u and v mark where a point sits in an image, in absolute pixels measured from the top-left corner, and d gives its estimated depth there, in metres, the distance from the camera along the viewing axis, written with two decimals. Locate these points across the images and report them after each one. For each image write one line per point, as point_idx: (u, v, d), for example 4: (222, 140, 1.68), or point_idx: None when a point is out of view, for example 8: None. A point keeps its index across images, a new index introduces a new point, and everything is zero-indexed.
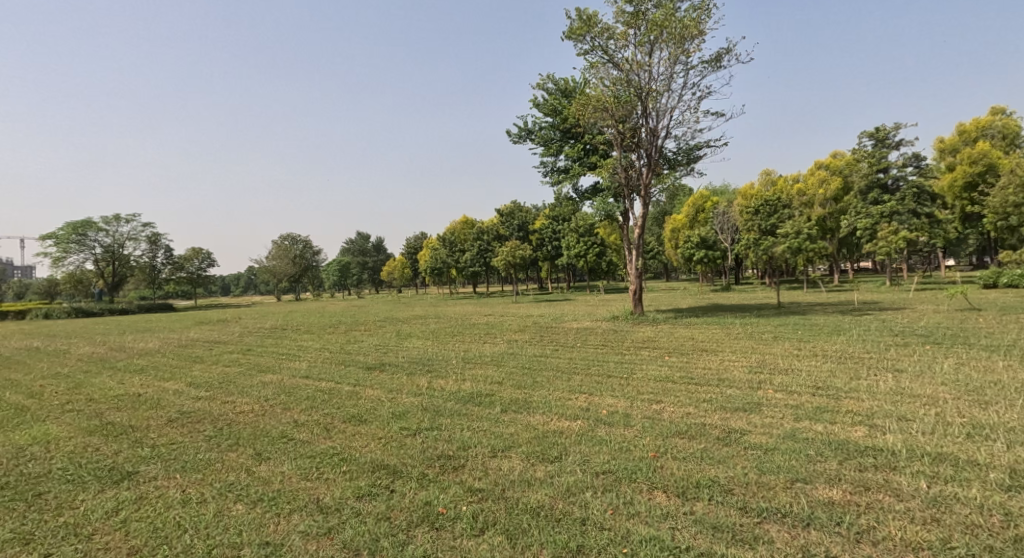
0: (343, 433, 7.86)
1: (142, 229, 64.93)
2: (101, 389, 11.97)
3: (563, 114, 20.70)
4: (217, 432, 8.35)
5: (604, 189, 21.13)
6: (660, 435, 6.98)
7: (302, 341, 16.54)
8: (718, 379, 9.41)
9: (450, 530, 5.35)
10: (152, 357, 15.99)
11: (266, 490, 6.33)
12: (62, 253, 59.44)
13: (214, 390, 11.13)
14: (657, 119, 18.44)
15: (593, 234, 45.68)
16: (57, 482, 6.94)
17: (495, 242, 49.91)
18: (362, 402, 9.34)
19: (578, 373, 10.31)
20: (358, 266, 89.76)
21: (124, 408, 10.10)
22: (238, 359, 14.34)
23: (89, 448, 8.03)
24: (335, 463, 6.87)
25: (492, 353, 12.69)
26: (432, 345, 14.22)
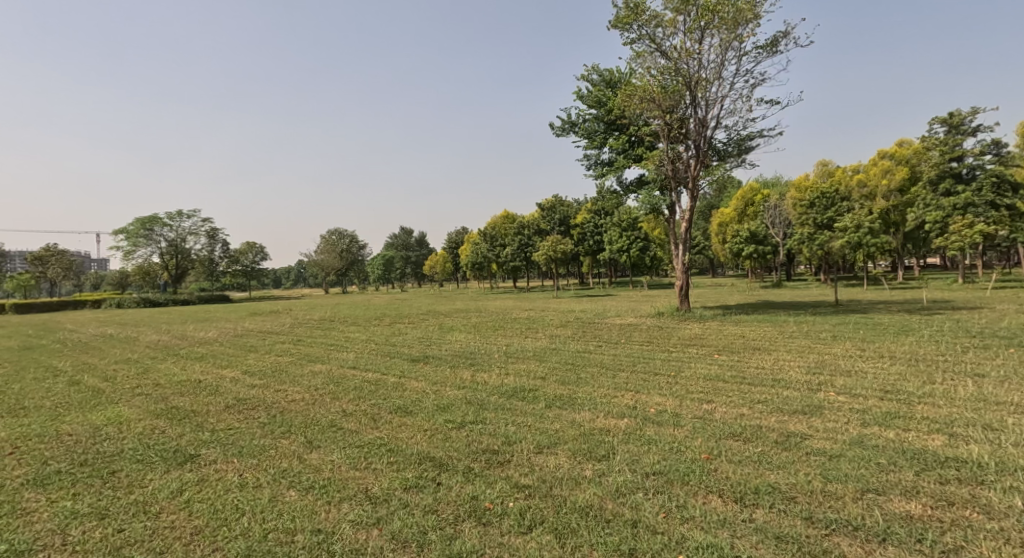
0: (390, 424, 7.98)
1: (201, 224, 67.42)
2: (165, 375, 12.49)
3: (608, 105, 20.45)
4: (271, 419, 8.58)
5: (649, 182, 20.82)
6: (713, 437, 6.84)
7: (350, 333, 16.86)
8: (773, 379, 9.16)
9: (498, 526, 5.37)
10: (210, 345, 16.62)
11: (318, 478, 6.47)
12: (130, 247, 62.33)
13: (267, 378, 11.47)
14: (706, 109, 18.03)
15: (637, 228, 45.16)
16: (127, 461, 7.26)
17: (536, 236, 49.59)
18: (408, 394, 9.45)
19: (624, 370, 10.20)
20: (401, 260, 91.17)
21: (186, 393, 10.52)
22: (290, 350, 14.73)
23: (156, 430, 8.39)
24: (382, 454, 6.98)
25: (535, 348, 12.64)
26: (477, 338, 14.30)
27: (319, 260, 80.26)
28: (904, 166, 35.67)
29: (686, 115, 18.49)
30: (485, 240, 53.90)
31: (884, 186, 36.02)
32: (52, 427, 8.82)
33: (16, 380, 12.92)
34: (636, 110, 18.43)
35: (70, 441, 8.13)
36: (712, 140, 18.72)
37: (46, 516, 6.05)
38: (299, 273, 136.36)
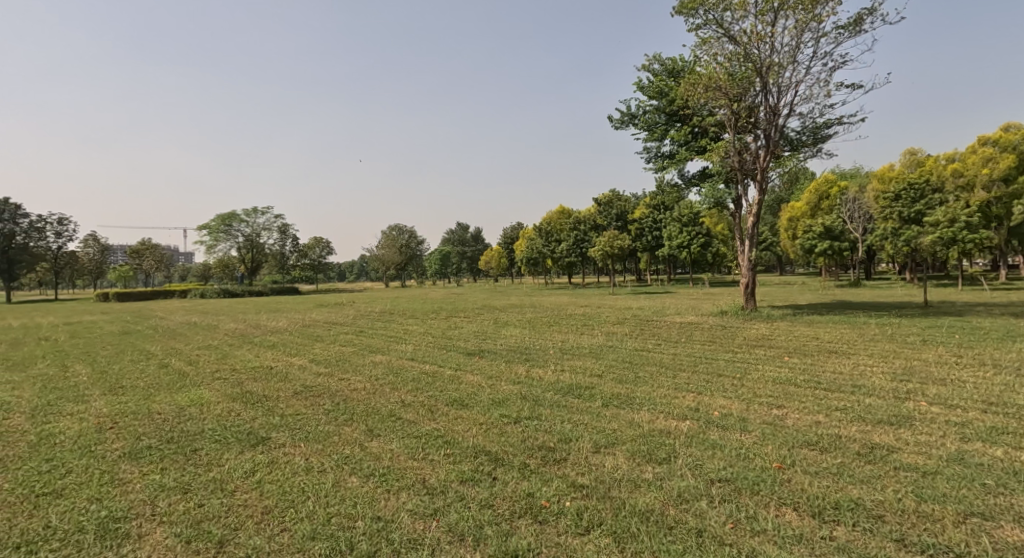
0: (447, 416, 8.03)
1: (273, 220, 70.23)
2: (241, 360, 13.11)
3: (670, 95, 19.98)
4: (336, 406, 8.81)
5: (714, 175, 20.24)
6: (784, 445, 6.55)
7: (410, 325, 17.17)
8: (852, 385, 8.69)
9: (555, 526, 5.31)
10: (281, 334, 17.30)
11: (378, 466, 6.58)
12: (212, 242, 65.64)
13: (332, 366, 11.84)
14: (778, 96, 17.31)
15: (698, 223, 44.02)
16: (206, 441, 7.61)
17: (592, 232, 49.05)
18: (464, 387, 9.51)
19: (685, 371, 9.92)
20: (457, 255, 92.37)
21: (258, 379, 10.96)
22: (352, 340, 15.13)
23: (233, 412, 8.75)
24: (440, 445, 7.03)
25: (592, 345, 12.50)
26: (533, 333, 14.28)
27: (380, 255, 82.29)
28: (1009, 154, 32.89)
29: (756, 103, 17.84)
30: (541, 236, 54.01)
31: (984, 175, 33.29)
32: (144, 405, 9.37)
33: (113, 362, 13.87)
34: (701, 99, 17.92)
35: (159, 419, 8.60)
36: (784, 129, 17.98)
37: (139, 487, 6.40)
38: (361, 267, 140.14)
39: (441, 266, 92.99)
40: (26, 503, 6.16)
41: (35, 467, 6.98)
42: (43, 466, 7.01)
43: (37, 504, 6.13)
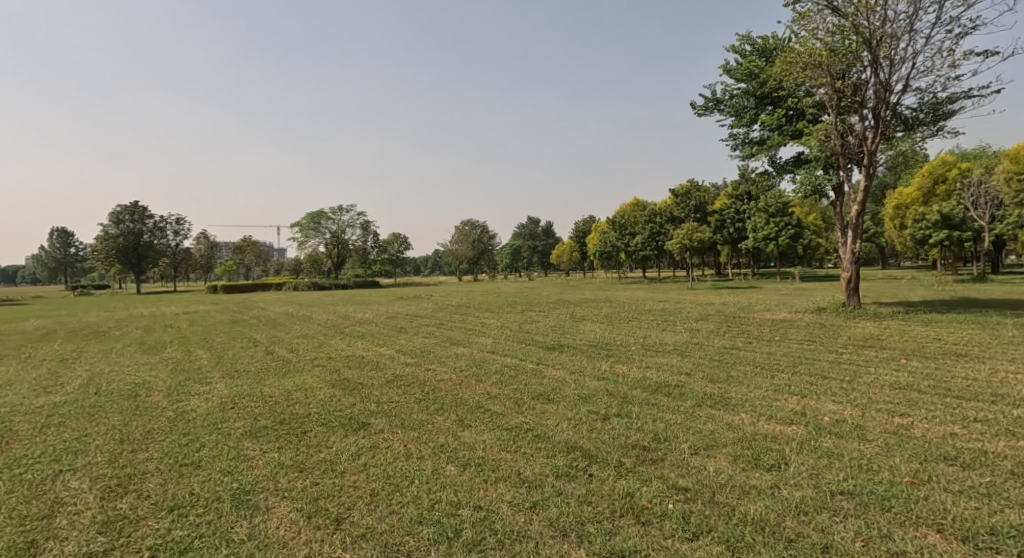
0: (533, 410, 8.07)
1: (357, 217, 73.15)
2: (335, 349, 13.71)
3: (761, 77, 19.18)
4: (425, 396, 9.01)
5: (810, 160, 19.29)
6: (915, 458, 6.17)
7: (485, 319, 17.32)
8: (990, 394, 8.03)
9: (659, 528, 5.22)
10: (368, 325, 17.90)
11: (473, 455, 6.69)
12: (304, 238, 69.62)
13: (418, 357, 12.17)
14: (890, 71, 16.24)
15: (788, 214, 41.93)
16: (314, 423, 7.99)
17: (669, 224, 47.51)
18: (548, 381, 9.51)
19: (783, 371, 9.52)
20: (528, 249, 92.66)
21: (353, 366, 11.45)
22: (432, 332, 15.43)
23: (334, 397, 9.17)
24: (530, 439, 7.07)
25: (675, 342, 12.23)
26: (613, 329, 14.08)
27: (454, 250, 83.81)
28: None
29: (862, 80, 16.87)
30: (614, 229, 53.54)
31: None
32: (257, 388, 10.03)
33: (227, 347, 14.96)
34: (798, 79, 17.21)
35: (272, 401, 9.16)
36: (897, 107, 16.85)
37: (261, 463, 6.80)
38: (436, 261, 143.39)
39: (512, 261, 93.40)
40: (172, 472, 6.71)
41: (176, 440, 7.62)
42: (182, 440, 7.64)
43: (182, 473, 6.66)
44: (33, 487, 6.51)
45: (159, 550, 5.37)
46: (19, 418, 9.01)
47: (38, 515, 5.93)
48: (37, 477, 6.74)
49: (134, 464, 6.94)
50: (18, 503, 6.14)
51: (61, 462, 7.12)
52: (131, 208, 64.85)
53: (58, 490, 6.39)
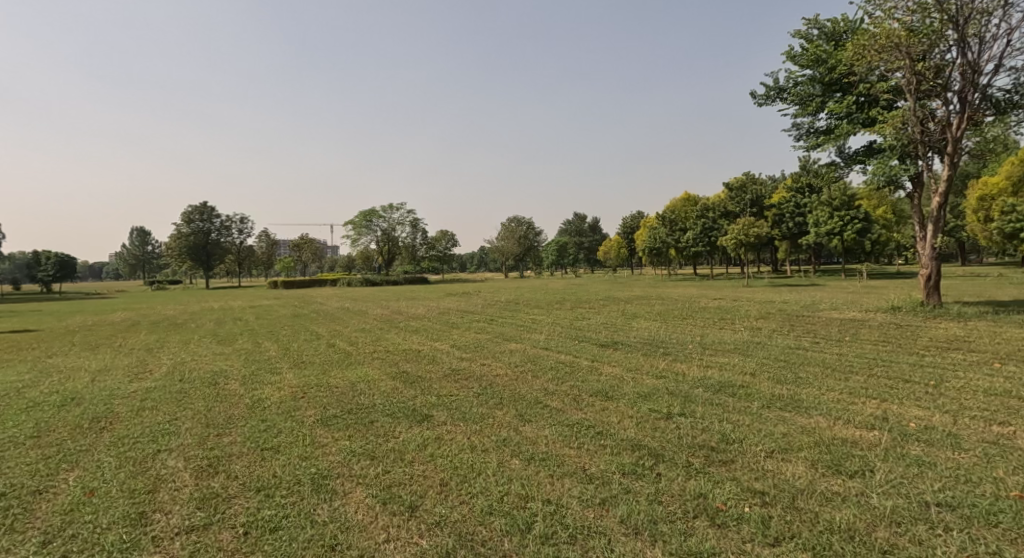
0: (593, 407, 8.20)
1: (406, 215, 74.30)
2: (392, 343, 14.27)
3: (830, 62, 18.51)
4: (483, 390, 9.62)
5: (883, 149, 18.30)
6: (1017, 469, 5.86)
7: (536, 315, 17.32)
8: None
9: (738, 532, 5.15)
10: (421, 320, 18.16)
11: (536, 451, 6.95)
12: (356, 236, 71.43)
13: (473, 352, 12.47)
14: (978, 50, 15.43)
15: (854, 207, 40.02)
16: (379, 414, 8.73)
17: (722, 219, 46.68)
18: (605, 378, 9.54)
19: (858, 374, 9.17)
20: (575, 246, 92.76)
21: (411, 360, 12.22)
22: (484, 328, 15.52)
23: (396, 390, 10.04)
24: (593, 436, 7.21)
25: (735, 341, 11.92)
26: (667, 326, 13.98)
27: (500, 246, 84.21)
28: None
29: (945, 60, 16.01)
30: (664, 224, 52.12)
31: None
32: (324, 379, 11.10)
33: (293, 340, 15.80)
34: (872, 62, 16.57)
35: (338, 392, 10.15)
36: (987, 89, 15.99)
37: (336, 450, 7.44)
38: (483, 258, 144.61)
39: (558, 258, 93.36)
40: (256, 454, 7.47)
41: (256, 426, 8.52)
42: (261, 425, 8.55)
43: (265, 456, 7.37)
44: (137, 465, 7.38)
45: (251, 527, 5.82)
46: (117, 401, 10.40)
47: (145, 489, 6.69)
48: (139, 455, 7.66)
49: (221, 446, 7.78)
50: (126, 479, 6.96)
51: (159, 442, 8.12)
52: (199, 209, 67.35)
53: (157, 468, 7.24)
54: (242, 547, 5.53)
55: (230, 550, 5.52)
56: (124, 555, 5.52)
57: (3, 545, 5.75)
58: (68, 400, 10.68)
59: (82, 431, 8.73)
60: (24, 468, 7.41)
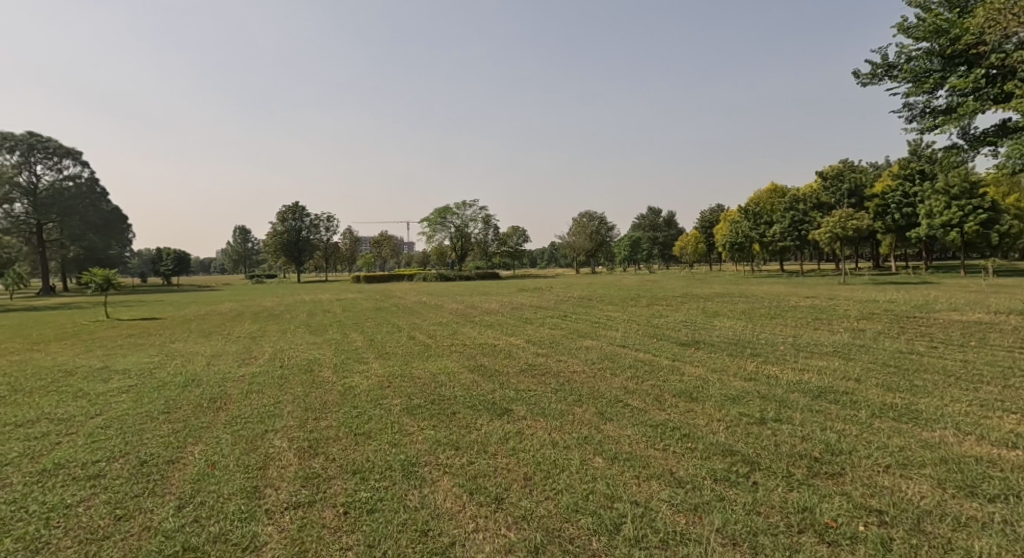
0: (677, 408, 8.14)
1: (479, 211, 74.94)
2: (469, 337, 14.36)
3: (950, 34, 17.08)
4: (562, 386, 9.53)
5: (1018, 128, 16.62)
6: None
7: (610, 312, 16.94)
8: None
9: (849, 550, 5.27)
10: (496, 315, 18.18)
11: (620, 449, 7.21)
12: (431, 233, 73.28)
13: (548, 348, 12.32)
14: None
15: (976, 196, 36.30)
16: (461, 406, 9.03)
17: (814, 211, 44.13)
18: (689, 379, 9.22)
19: (984, 384, 8.35)
20: (648, 242, 91.41)
21: (487, 354, 12.18)
22: (558, 324, 15.32)
23: (475, 383, 10.10)
24: (679, 437, 7.31)
25: (833, 343, 11.21)
26: (753, 325, 13.30)
27: (571, 242, 83.57)
28: None
29: None
30: (748, 218, 50.40)
31: None
32: (407, 369, 11.35)
33: (376, 331, 16.24)
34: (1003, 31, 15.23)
35: (420, 382, 10.37)
36: None
37: (421, 439, 7.94)
38: (552, 254, 144.07)
39: (631, 253, 91.86)
40: (350, 439, 8.09)
41: (348, 412, 9.10)
42: (353, 411, 9.09)
43: (358, 441, 8.01)
44: (249, 442, 8.23)
45: (349, 508, 6.55)
46: (229, 384, 11.18)
47: (256, 465, 7.54)
48: (251, 434, 8.50)
49: (318, 429, 8.46)
50: (241, 454, 7.85)
51: (265, 423, 8.89)
52: (293, 209, 70.82)
53: (266, 446, 8.04)
54: (345, 526, 6.28)
55: (334, 528, 6.29)
56: (244, 524, 6.40)
57: (148, 505, 6.79)
58: (189, 380, 11.57)
59: (203, 409, 9.69)
60: (158, 439, 8.47)
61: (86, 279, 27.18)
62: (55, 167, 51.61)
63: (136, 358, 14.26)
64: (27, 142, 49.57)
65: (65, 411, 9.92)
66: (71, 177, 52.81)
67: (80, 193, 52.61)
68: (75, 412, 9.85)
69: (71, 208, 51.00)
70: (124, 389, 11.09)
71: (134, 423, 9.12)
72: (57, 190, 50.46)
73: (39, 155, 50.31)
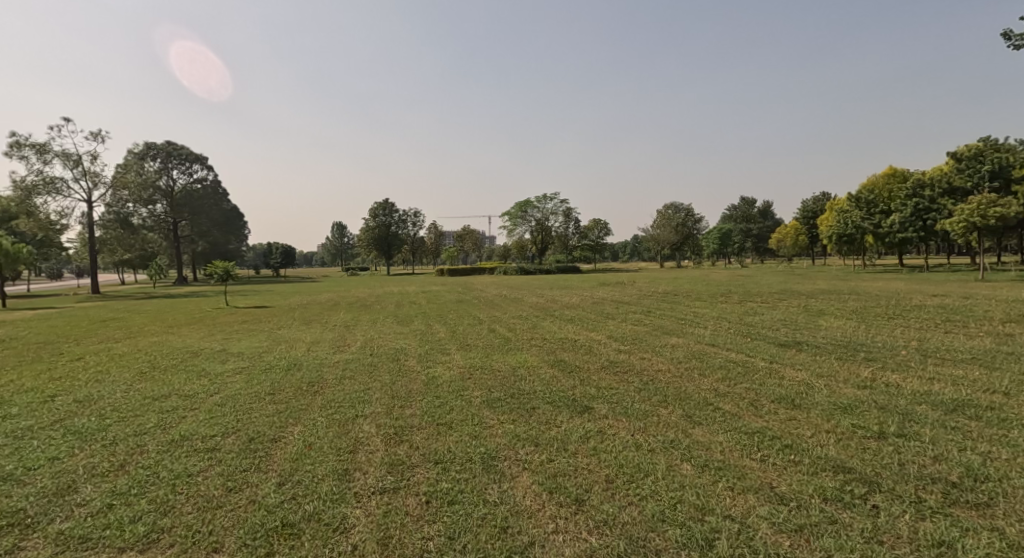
0: (777, 415, 7.41)
1: (560, 205, 74.38)
2: (549, 331, 14.03)
3: None
4: (645, 385, 8.98)
5: None
6: None
7: (699, 308, 16.06)
8: None
9: None
10: (576, 309, 17.76)
11: (711, 457, 6.63)
12: (511, 227, 73.98)
13: (632, 345, 11.77)
14: None
15: None
16: (541, 401, 8.70)
17: (945, 198, 38.91)
18: (789, 383, 8.43)
19: None
20: (740, 234, 88.50)
21: (568, 349, 11.80)
22: (643, 320, 14.67)
23: (556, 378, 9.74)
24: (780, 448, 6.65)
25: (960, 348, 9.96)
26: (864, 327, 12.08)
27: (656, 234, 81.41)
28: None
29: None
30: (859, 207, 47.75)
31: None
32: (488, 362, 11.17)
33: (458, 323, 16.25)
34: None
35: (500, 375, 10.15)
36: None
37: (501, 432, 7.68)
38: (635, 248, 141.01)
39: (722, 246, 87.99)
40: (432, 428, 7.97)
41: (431, 401, 9.00)
42: (436, 401, 8.98)
43: (440, 431, 7.88)
44: (341, 425, 8.30)
45: (431, 497, 6.41)
46: (326, 369, 11.46)
47: (347, 448, 7.56)
48: (343, 418, 8.58)
49: (403, 417, 8.40)
50: (334, 437, 7.91)
51: (355, 408, 8.96)
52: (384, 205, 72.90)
53: (356, 431, 8.07)
54: (427, 515, 6.13)
55: (416, 516, 6.15)
56: (335, 505, 6.39)
57: (254, 479, 6.95)
58: (291, 364, 11.98)
59: (303, 392, 9.92)
60: (265, 418, 8.73)
61: (210, 271, 29.19)
62: (188, 171, 55.58)
63: (248, 342, 15.03)
64: (165, 150, 53.73)
65: (190, 387, 10.51)
66: (200, 180, 56.79)
67: (207, 194, 56.54)
68: (199, 389, 10.41)
69: (200, 208, 55.08)
70: (238, 370, 11.64)
71: (245, 402, 9.47)
72: (189, 192, 54.42)
73: (175, 161, 54.36)
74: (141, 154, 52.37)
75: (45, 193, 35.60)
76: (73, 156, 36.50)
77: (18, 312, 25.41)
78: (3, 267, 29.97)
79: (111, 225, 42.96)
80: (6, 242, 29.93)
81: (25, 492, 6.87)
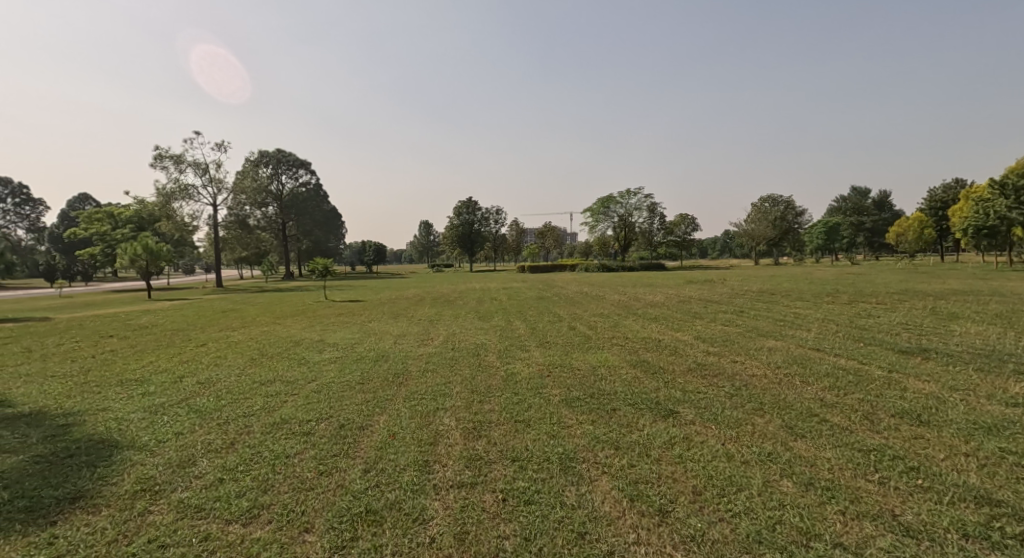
0: (897, 432, 6.47)
1: (644, 201, 72.41)
2: (631, 330, 13.32)
3: None
4: (737, 391, 8.19)
5: None
6: None
7: (798, 309, 14.80)
8: None
9: None
10: (661, 308, 16.91)
11: (817, 474, 5.84)
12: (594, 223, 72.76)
13: (723, 346, 10.90)
14: None
15: None
16: (622, 402, 8.12)
17: None
18: (909, 397, 7.38)
19: None
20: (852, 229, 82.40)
21: (651, 349, 11.11)
22: (735, 320, 13.65)
23: (638, 379, 9.12)
24: (900, 469, 5.79)
25: None
26: (1003, 334, 10.58)
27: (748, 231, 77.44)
28: None
29: None
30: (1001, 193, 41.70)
31: None
32: (568, 359, 10.70)
33: (539, 320, 15.83)
34: None
35: (580, 374, 9.63)
36: None
37: (580, 433, 7.19)
38: (726, 245, 134.59)
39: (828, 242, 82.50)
40: (510, 425, 7.59)
41: (509, 398, 8.64)
42: (514, 398, 8.61)
43: (518, 428, 7.49)
44: (421, 417, 8.10)
45: (508, 495, 6.02)
46: (410, 361, 11.42)
47: (427, 440, 7.33)
48: (424, 410, 8.39)
49: (482, 412, 8.09)
50: (416, 428, 7.71)
51: (437, 401, 8.75)
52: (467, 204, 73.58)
53: (436, 423, 7.83)
54: (503, 513, 5.77)
55: (493, 513, 5.81)
56: (415, 495, 6.15)
57: (342, 464, 6.85)
58: (380, 355, 12.04)
59: (387, 383, 9.84)
60: (354, 406, 8.70)
61: (311, 267, 30.38)
62: (294, 176, 58.36)
63: (343, 333, 15.35)
64: (276, 157, 56.53)
65: (291, 374, 10.74)
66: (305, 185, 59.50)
67: (312, 197, 59.16)
68: (299, 375, 10.61)
69: (306, 210, 57.82)
70: (332, 359, 11.83)
71: (337, 390, 9.51)
72: (296, 195, 57.10)
73: (285, 167, 57.28)
74: (256, 161, 55.47)
75: (181, 198, 38.39)
76: (204, 164, 39.11)
77: (153, 303, 27.67)
78: (149, 265, 32.70)
79: (231, 225, 45.91)
80: (150, 241, 32.56)
81: (155, 461, 7.12)
